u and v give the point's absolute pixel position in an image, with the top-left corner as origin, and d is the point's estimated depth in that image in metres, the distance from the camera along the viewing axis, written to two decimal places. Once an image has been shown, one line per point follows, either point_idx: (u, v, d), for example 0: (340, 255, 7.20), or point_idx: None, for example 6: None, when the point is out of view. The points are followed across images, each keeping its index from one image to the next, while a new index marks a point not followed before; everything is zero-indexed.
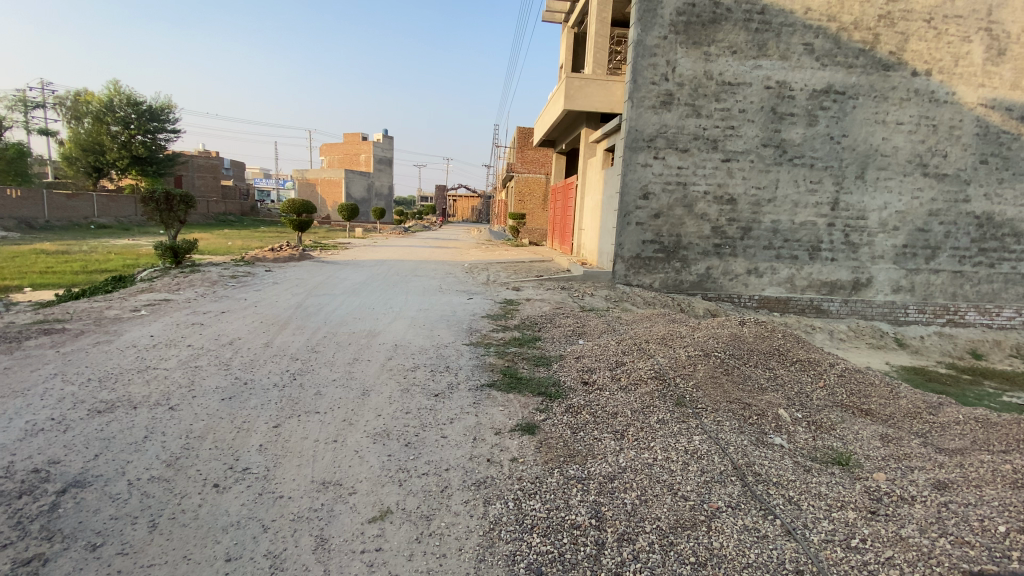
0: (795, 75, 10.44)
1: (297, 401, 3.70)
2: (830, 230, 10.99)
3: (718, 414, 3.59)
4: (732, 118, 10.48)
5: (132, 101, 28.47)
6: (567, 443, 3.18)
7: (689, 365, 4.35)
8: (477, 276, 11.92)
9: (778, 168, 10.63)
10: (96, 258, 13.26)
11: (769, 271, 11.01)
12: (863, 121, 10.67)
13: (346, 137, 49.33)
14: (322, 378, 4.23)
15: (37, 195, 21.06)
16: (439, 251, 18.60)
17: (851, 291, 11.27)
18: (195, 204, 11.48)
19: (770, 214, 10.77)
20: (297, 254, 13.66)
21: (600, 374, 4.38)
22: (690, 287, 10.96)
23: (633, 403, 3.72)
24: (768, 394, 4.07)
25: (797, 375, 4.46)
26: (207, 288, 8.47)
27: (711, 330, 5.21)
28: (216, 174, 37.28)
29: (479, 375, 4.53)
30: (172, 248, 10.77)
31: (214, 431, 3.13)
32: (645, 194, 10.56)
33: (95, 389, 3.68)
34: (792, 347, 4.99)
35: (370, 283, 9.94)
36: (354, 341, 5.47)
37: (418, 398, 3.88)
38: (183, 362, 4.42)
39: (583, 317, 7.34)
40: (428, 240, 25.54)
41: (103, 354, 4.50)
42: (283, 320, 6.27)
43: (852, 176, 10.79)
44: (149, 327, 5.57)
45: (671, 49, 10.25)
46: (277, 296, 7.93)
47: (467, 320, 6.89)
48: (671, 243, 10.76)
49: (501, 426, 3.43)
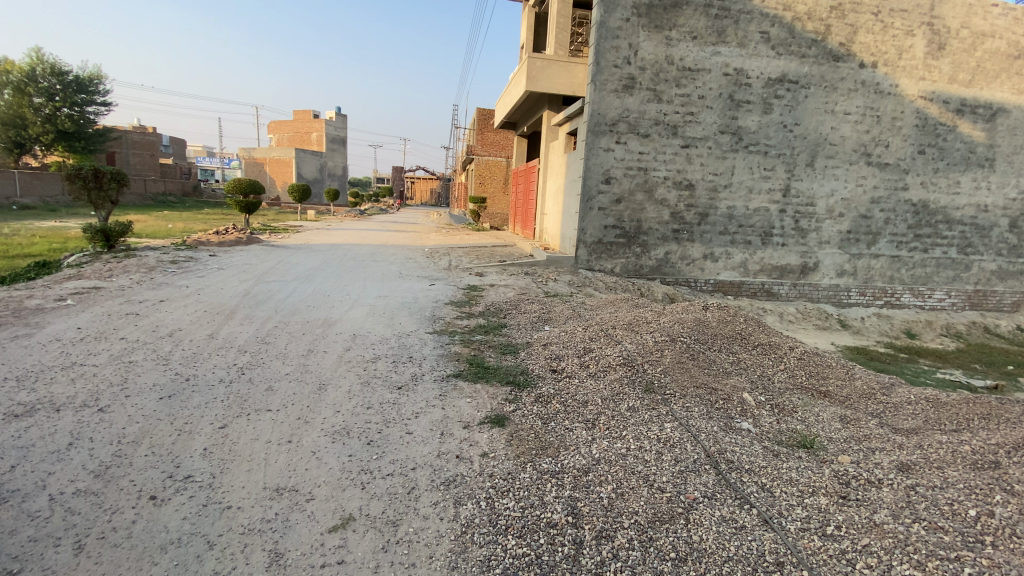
0: (752, 63, 10.60)
1: (246, 398, 3.42)
2: (782, 216, 11.35)
3: (687, 400, 3.58)
4: (692, 104, 10.55)
5: (56, 70, 25.92)
6: (538, 434, 3.08)
7: (656, 350, 4.32)
8: (438, 261, 11.63)
9: (734, 155, 10.84)
10: (18, 242, 12.06)
11: (724, 256, 11.29)
12: (814, 110, 11.01)
13: (297, 114, 47.06)
14: (273, 372, 3.94)
15: None
16: (398, 235, 18.08)
17: (800, 275, 11.74)
18: (128, 183, 10.58)
19: (727, 199, 11.00)
20: (245, 237, 12.90)
21: (568, 361, 4.29)
22: (649, 272, 11.09)
23: (603, 391, 3.65)
24: (733, 378, 4.10)
25: (760, 359, 4.53)
26: (144, 274, 7.82)
27: (676, 315, 5.22)
28: (154, 151, 34.76)
29: (444, 365, 4.35)
30: (103, 231, 9.89)
31: (152, 435, 2.83)
32: (607, 178, 10.53)
33: (10, 391, 3.26)
34: (754, 330, 5.07)
35: (326, 268, 9.48)
36: (309, 331, 5.16)
37: (380, 392, 3.67)
38: (115, 357, 4.00)
39: (548, 303, 7.25)
40: (386, 223, 24.80)
41: (21, 349, 4.03)
42: (231, 309, 5.84)
43: (803, 164, 11.15)
44: (76, 318, 5.04)
45: (634, 32, 10.15)
46: (223, 283, 7.41)
47: (429, 307, 6.68)
48: (632, 228, 10.82)
49: (469, 419, 3.28)
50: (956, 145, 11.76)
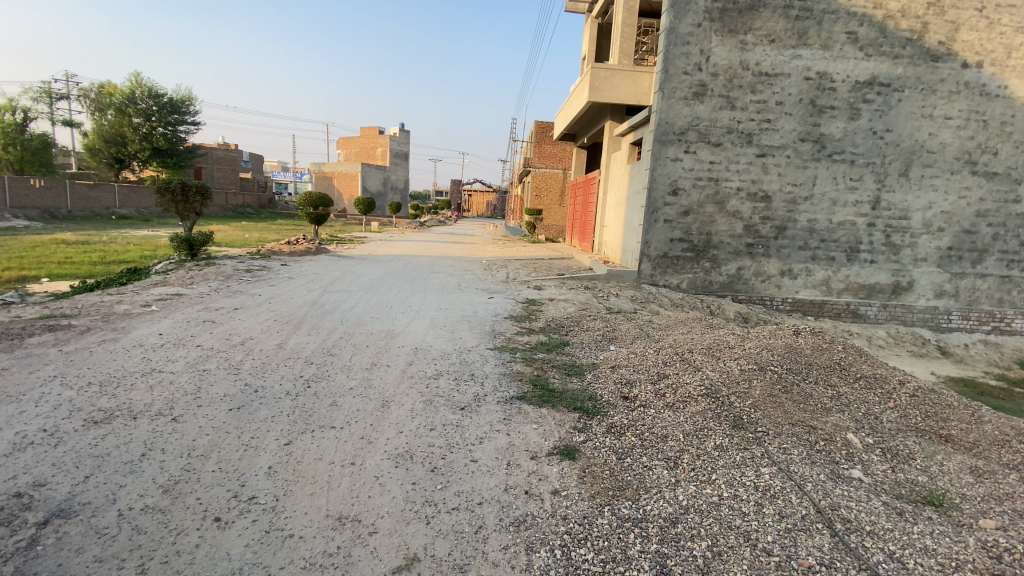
0: (837, 66, 9.82)
1: (311, 413, 3.36)
2: (870, 230, 10.38)
3: (784, 441, 3.18)
4: (769, 110, 9.90)
5: (153, 93, 28.54)
6: (614, 471, 2.80)
7: (743, 380, 3.91)
8: (496, 273, 11.53)
9: (816, 164, 10.04)
10: (115, 249, 13.18)
11: (804, 273, 10.45)
12: (908, 115, 10.03)
13: (363, 131, 49.33)
14: (338, 386, 3.87)
15: (60, 186, 21.42)
16: (455, 247, 18.18)
17: (891, 295, 10.67)
18: (211, 196, 11.31)
19: (807, 212, 10.19)
20: (314, 248, 13.43)
21: (641, 388, 3.96)
22: (719, 288, 10.45)
23: (685, 425, 3.32)
24: (834, 415, 3.62)
25: (863, 394, 4.00)
26: (221, 282, 8.23)
27: (762, 340, 4.76)
28: (236, 167, 37.51)
29: (508, 385, 4.14)
30: (187, 240, 10.56)
31: (219, 450, 2.80)
32: (675, 190, 10.05)
33: (93, 395, 3.38)
34: (855, 361, 4.50)
35: (387, 279, 9.60)
36: (371, 343, 5.13)
37: (443, 412, 3.50)
38: (191, 365, 4.11)
39: (612, 321, 6.90)
40: (446, 235, 25.13)
41: (108, 354, 4.23)
42: (299, 318, 5.96)
43: (896, 174, 10.16)
44: (158, 324, 5.30)
45: (706, 37, 9.69)
46: (293, 292, 7.64)
47: (489, 321, 6.52)
48: (702, 242, 10.24)
49: (537, 448, 3.04)
50: None
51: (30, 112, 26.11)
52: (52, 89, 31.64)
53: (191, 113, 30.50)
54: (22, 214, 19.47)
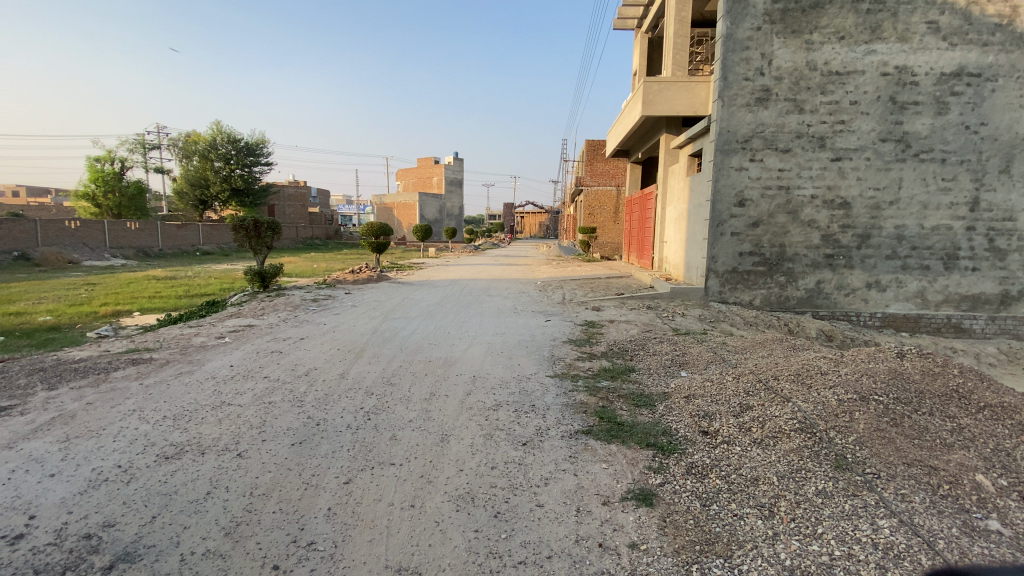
0: (918, 59, 9.00)
1: (371, 448, 3.27)
2: (970, 235, 9.28)
3: (900, 485, 2.72)
4: (842, 111, 9.19)
5: (231, 139, 31.13)
6: (700, 521, 2.53)
7: (842, 413, 3.45)
8: (552, 294, 11.33)
9: (900, 165, 9.17)
10: (198, 283, 14.20)
11: (894, 284, 9.48)
12: (1004, 106, 9.03)
13: (420, 162, 51.27)
14: (397, 419, 3.77)
15: (153, 227, 23.58)
16: (510, 269, 18.11)
17: (999, 306, 9.45)
18: (281, 231, 11.97)
19: (893, 217, 9.28)
20: (375, 275, 13.82)
21: (723, 422, 3.61)
22: (797, 304, 9.69)
23: (779, 467, 2.96)
24: (958, 453, 3.07)
25: (988, 426, 3.38)
26: (289, 312, 8.56)
27: (860, 364, 4.23)
28: (304, 202, 40.01)
29: (572, 418, 3.88)
30: (259, 273, 11.16)
31: (280, 489, 2.74)
32: (741, 201, 9.48)
33: (166, 430, 3.47)
34: (976, 388, 3.87)
35: (444, 304, 9.62)
36: (430, 372, 5.05)
37: (504, 448, 3.31)
38: (258, 397, 4.18)
39: (680, 343, 6.47)
40: (502, 257, 25.19)
41: (183, 387, 4.39)
42: (360, 347, 6.01)
43: (995, 171, 9.10)
44: (230, 355, 5.50)
45: (766, 40, 9.20)
46: (356, 320, 7.79)
47: (548, 346, 6.31)
48: (774, 255, 9.56)
49: (609, 492, 2.79)
50: None
51: (129, 162, 29.18)
52: (147, 141, 35.30)
53: (265, 154, 32.96)
54: (121, 254, 21.54)
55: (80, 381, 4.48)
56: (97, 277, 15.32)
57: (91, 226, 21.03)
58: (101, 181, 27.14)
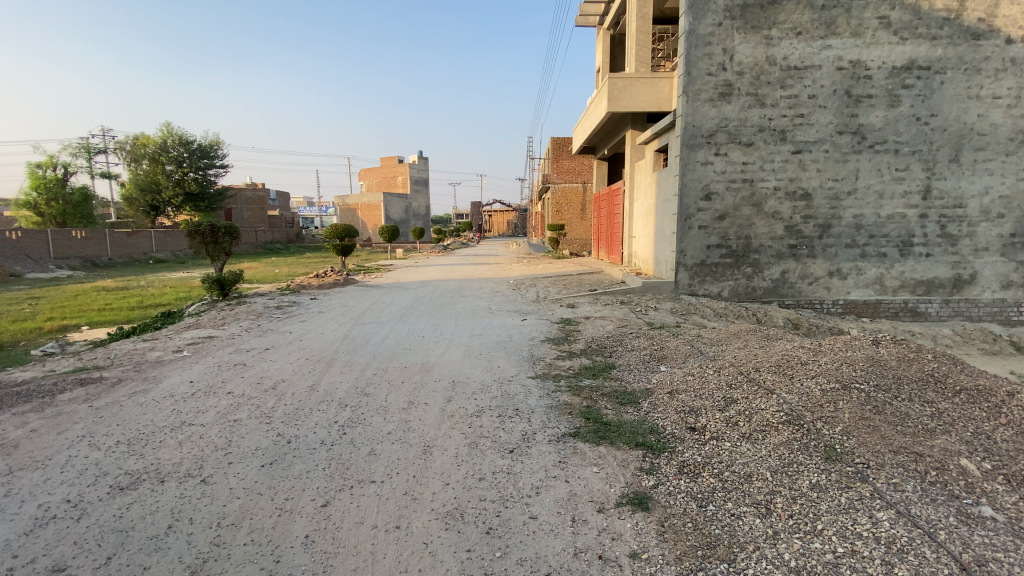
0: (871, 53, 9.32)
1: (350, 466, 3.07)
2: (923, 222, 9.69)
3: (890, 474, 2.73)
4: (802, 105, 9.43)
5: (183, 141, 29.74)
6: (698, 523, 2.46)
7: (827, 403, 3.46)
8: (525, 292, 11.22)
9: (857, 156, 9.48)
10: (153, 293, 13.44)
11: (854, 272, 9.80)
12: (953, 98, 9.45)
13: (384, 162, 50.36)
14: (375, 432, 3.57)
15: (101, 236, 22.28)
16: (480, 268, 17.90)
17: (952, 289, 9.91)
18: (239, 236, 11.43)
19: (852, 207, 9.60)
20: (341, 279, 13.40)
21: (709, 417, 3.57)
22: (764, 294, 9.90)
23: (770, 461, 2.94)
24: (940, 438, 3.12)
25: (965, 410, 3.47)
26: (252, 321, 8.15)
27: (838, 353, 4.28)
28: (264, 206, 38.62)
29: (557, 420, 3.77)
30: (218, 280, 10.62)
31: (251, 517, 2.52)
32: (707, 194, 9.61)
33: (121, 457, 3.16)
34: (951, 372, 3.97)
35: (417, 307, 9.37)
36: (406, 378, 4.85)
37: (491, 457, 3.17)
38: (222, 416, 3.89)
39: (657, 338, 6.45)
40: (470, 256, 24.93)
41: (138, 408, 4.05)
42: (331, 356, 5.74)
43: (945, 160, 9.52)
44: (189, 371, 5.15)
45: (727, 36, 9.33)
46: (323, 327, 7.48)
47: (526, 346, 6.17)
48: (740, 247, 9.74)
49: (603, 498, 2.69)
50: None
51: (71, 167, 27.45)
52: (91, 144, 33.37)
53: (220, 157, 31.66)
54: (66, 264, 20.21)
55: (21, 406, 4.06)
56: (39, 290, 14.29)
57: (31, 236, 19.65)
58: (42, 189, 25.51)
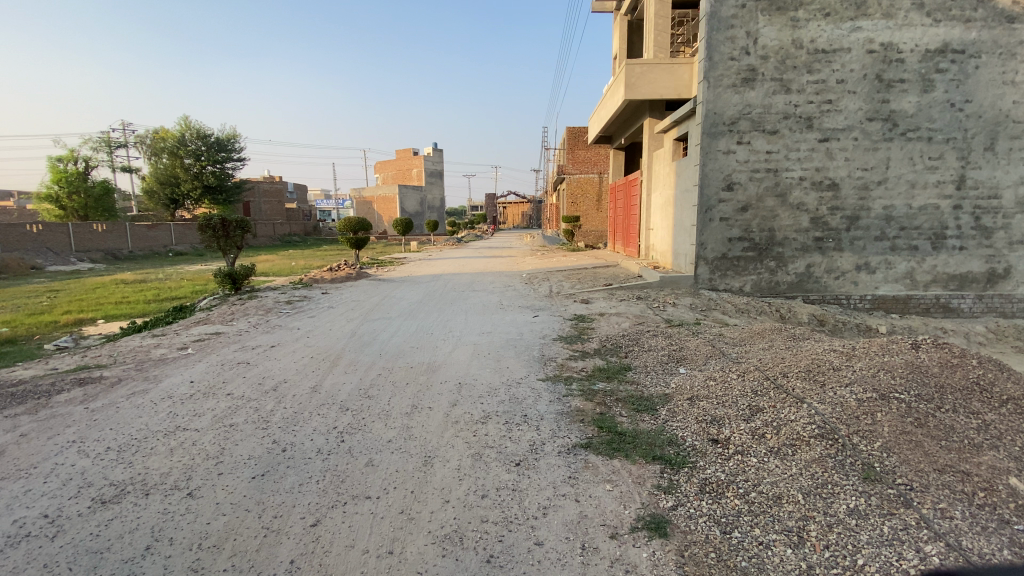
0: (904, 35, 8.77)
1: (345, 478, 2.88)
2: (957, 213, 9.16)
3: (935, 498, 2.44)
4: (830, 90, 8.94)
5: (200, 134, 29.97)
6: (722, 553, 2.21)
7: (864, 415, 3.16)
8: (538, 286, 10.96)
9: (888, 144, 8.98)
10: (169, 286, 13.52)
11: (884, 266, 9.33)
12: (989, 83, 8.87)
13: (398, 153, 50.23)
14: (375, 440, 3.38)
15: (121, 229, 22.58)
16: (494, 261, 17.65)
17: (986, 284, 9.38)
18: (250, 229, 11.37)
19: (882, 197, 9.11)
20: (354, 272, 13.30)
21: (733, 428, 3.30)
22: (787, 289, 9.49)
23: (801, 480, 2.67)
24: (987, 454, 2.81)
25: (1013, 421, 3.15)
26: (260, 317, 8.05)
27: (874, 358, 3.96)
28: (281, 199, 38.84)
29: (569, 429, 3.53)
30: (230, 274, 10.57)
31: (235, 537, 2.34)
32: (729, 185, 9.20)
33: (108, 466, 3.02)
34: (997, 379, 3.63)
35: (426, 302, 9.19)
36: (411, 379, 4.66)
37: (496, 470, 2.95)
38: (218, 420, 3.74)
39: (675, 336, 6.15)
40: (485, 249, 24.69)
41: (135, 410, 3.92)
42: (336, 354, 5.58)
43: (980, 149, 8.96)
44: (191, 370, 5.03)
45: (751, 18, 8.87)
46: (331, 323, 7.33)
47: (538, 345, 5.93)
48: (763, 240, 9.33)
49: (617, 521, 2.46)
50: None
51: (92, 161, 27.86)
52: (112, 139, 33.86)
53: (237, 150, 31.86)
54: (87, 257, 20.51)
55: (17, 408, 3.96)
56: (59, 283, 14.50)
57: (53, 229, 19.97)
58: (64, 183, 25.92)
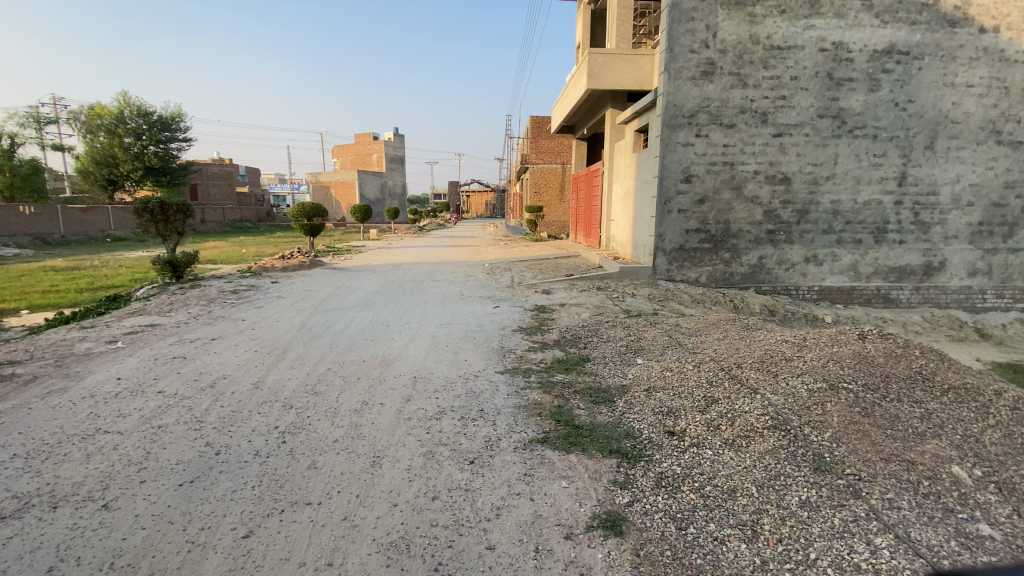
0: (853, 35, 9.06)
1: (284, 482, 2.68)
2: (897, 209, 9.62)
3: (882, 487, 2.48)
4: (783, 86, 9.15)
5: (142, 111, 28.05)
6: (677, 551, 2.16)
7: (814, 406, 3.21)
8: (500, 276, 10.83)
9: (836, 141, 9.30)
10: (105, 274, 12.59)
11: (830, 258, 9.71)
12: (930, 84, 9.30)
13: (357, 137, 48.73)
14: (319, 439, 3.17)
15: (51, 212, 20.89)
16: (456, 251, 17.37)
17: (923, 276, 9.91)
18: (193, 214, 10.67)
19: (830, 192, 9.45)
20: (307, 261, 12.75)
21: (689, 420, 3.29)
22: (740, 280, 9.74)
23: (756, 472, 2.67)
24: (929, 442, 2.90)
25: (952, 410, 3.28)
26: (203, 307, 7.56)
27: (824, 349, 4.05)
28: (231, 182, 36.96)
29: (526, 424, 3.43)
30: (171, 261, 9.90)
31: (155, 554, 2.12)
32: (687, 177, 9.31)
33: (12, 476, 2.70)
34: (938, 369, 3.77)
35: (383, 292, 8.89)
36: (363, 374, 4.44)
37: (449, 469, 2.82)
38: (146, 421, 3.43)
39: (634, 327, 6.17)
40: (446, 238, 24.31)
41: (50, 412, 3.55)
42: (283, 347, 5.27)
43: (921, 147, 9.42)
44: (119, 365, 4.63)
45: (711, 11, 8.94)
46: (279, 314, 6.96)
47: (497, 337, 5.81)
48: (718, 232, 9.52)
49: (572, 521, 2.37)
50: None
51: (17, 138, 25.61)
52: (41, 114, 31.20)
53: (182, 130, 30.04)
54: (11, 242, 18.87)
55: None
56: None
57: None
58: None
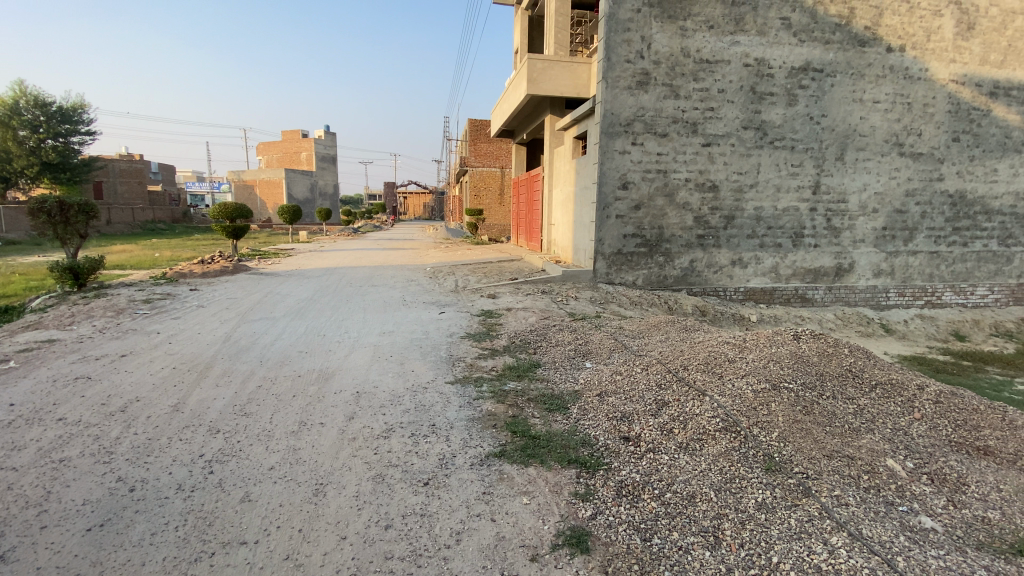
0: (773, 52, 9.72)
1: (215, 519, 2.39)
2: (812, 215, 10.42)
3: (829, 484, 2.60)
4: (712, 99, 9.65)
5: (39, 102, 25.01)
6: (645, 564, 2.12)
7: (760, 405, 3.32)
8: (442, 281, 10.58)
9: (758, 152, 9.92)
10: None
11: (754, 261, 10.33)
12: (841, 100, 10.15)
13: (285, 135, 46.30)
14: (252, 467, 2.87)
15: None
16: (395, 254, 16.85)
17: (835, 277, 10.80)
18: (98, 214, 9.57)
19: (753, 200, 10.07)
20: (231, 266, 11.84)
21: (642, 424, 3.30)
22: (674, 282, 10.12)
23: (712, 475, 2.70)
24: (865, 438, 3.09)
25: (881, 405, 3.52)
26: (110, 319, 6.76)
27: (762, 349, 4.24)
28: (143, 180, 33.81)
29: (480, 437, 3.29)
30: (70, 267, 8.80)
31: None
32: (624, 183, 9.57)
33: None
34: (866, 366, 4.05)
35: (319, 299, 8.40)
36: (299, 391, 4.12)
37: (401, 493, 2.63)
38: (44, 454, 2.95)
39: (580, 330, 6.20)
40: (384, 241, 23.58)
41: None
42: (206, 363, 4.79)
43: (833, 158, 10.26)
44: (7, 390, 3.99)
45: (646, 23, 9.25)
46: (201, 326, 6.36)
47: (444, 344, 5.62)
48: (654, 236, 9.86)
49: (537, 541, 2.27)
50: (991, 131, 10.95)
51: None
52: None
53: (85, 122, 27.10)
54: None
55: None
56: None
57: None
58: None
